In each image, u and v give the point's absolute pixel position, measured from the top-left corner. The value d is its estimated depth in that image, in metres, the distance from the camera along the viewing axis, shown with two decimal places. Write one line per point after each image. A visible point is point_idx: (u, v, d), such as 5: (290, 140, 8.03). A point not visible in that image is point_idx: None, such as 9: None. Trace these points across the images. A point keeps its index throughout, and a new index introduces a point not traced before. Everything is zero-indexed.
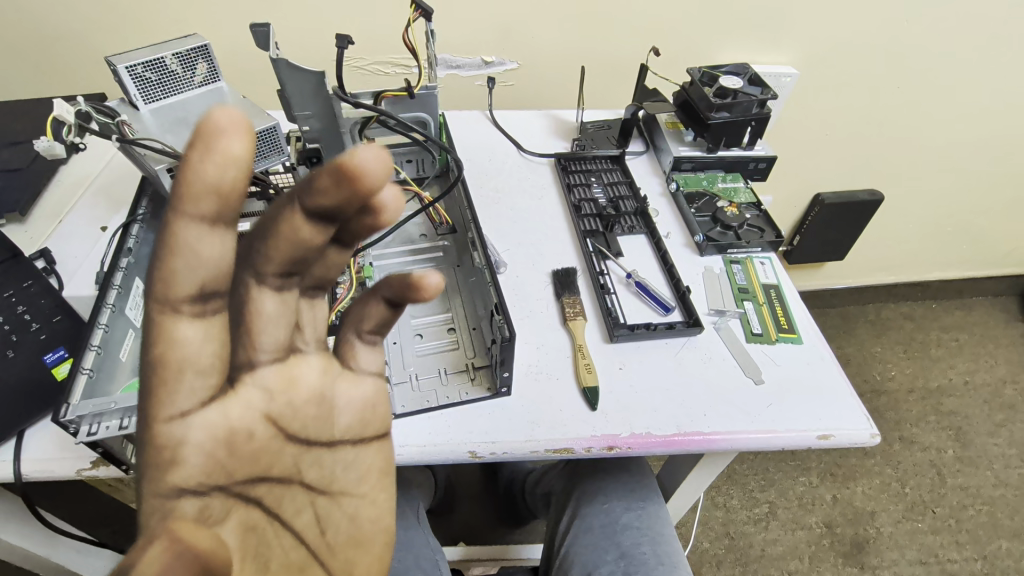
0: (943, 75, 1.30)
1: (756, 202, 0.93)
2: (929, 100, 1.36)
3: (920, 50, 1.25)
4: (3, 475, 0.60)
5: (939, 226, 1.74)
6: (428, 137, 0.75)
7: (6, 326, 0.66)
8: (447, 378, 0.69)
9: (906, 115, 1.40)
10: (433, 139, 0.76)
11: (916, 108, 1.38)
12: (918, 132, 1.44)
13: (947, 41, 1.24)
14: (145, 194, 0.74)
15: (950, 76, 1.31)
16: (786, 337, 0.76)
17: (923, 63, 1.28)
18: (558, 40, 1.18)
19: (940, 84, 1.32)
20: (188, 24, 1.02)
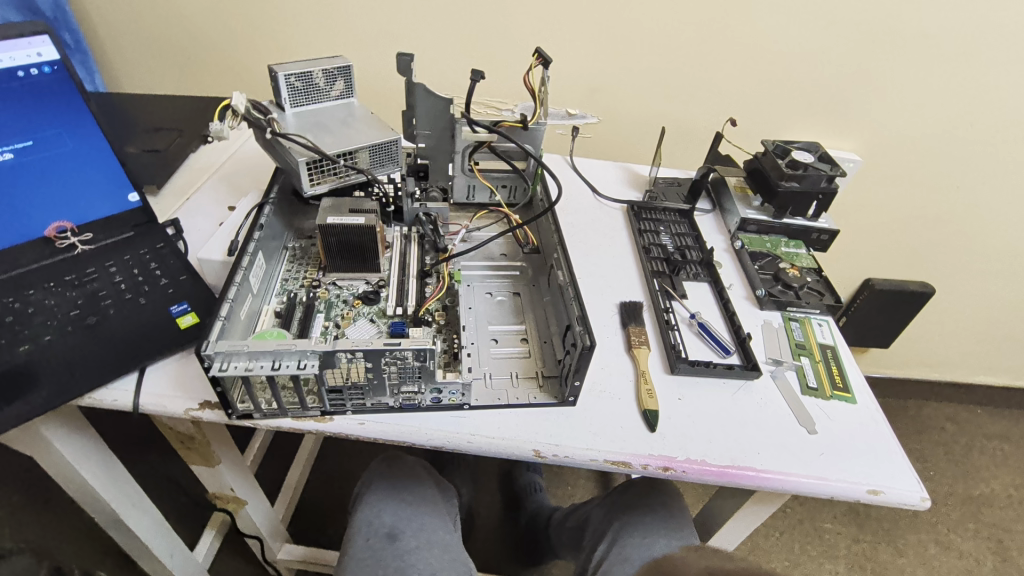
0: (1005, 181, 1.35)
1: (816, 267, 0.98)
2: (990, 202, 1.40)
3: (984, 155, 1.31)
4: (124, 404, 0.68)
5: (990, 330, 1.73)
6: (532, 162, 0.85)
7: (142, 278, 0.78)
8: (518, 382, 0.74)
9: (965, 214, 1.44)
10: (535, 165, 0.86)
11: (976, 209, 1.42)
12: (977, 232, 1.48)
13: (1011, 150, 1.29)
14: (275, 183, 0.85)
15: (1011, 183, 1.35)
16: (841, 396, 0.79)
17: (984, 168, 1.33)
18: (640, 103, 1.29)
19: (1002, 189, 1.37)
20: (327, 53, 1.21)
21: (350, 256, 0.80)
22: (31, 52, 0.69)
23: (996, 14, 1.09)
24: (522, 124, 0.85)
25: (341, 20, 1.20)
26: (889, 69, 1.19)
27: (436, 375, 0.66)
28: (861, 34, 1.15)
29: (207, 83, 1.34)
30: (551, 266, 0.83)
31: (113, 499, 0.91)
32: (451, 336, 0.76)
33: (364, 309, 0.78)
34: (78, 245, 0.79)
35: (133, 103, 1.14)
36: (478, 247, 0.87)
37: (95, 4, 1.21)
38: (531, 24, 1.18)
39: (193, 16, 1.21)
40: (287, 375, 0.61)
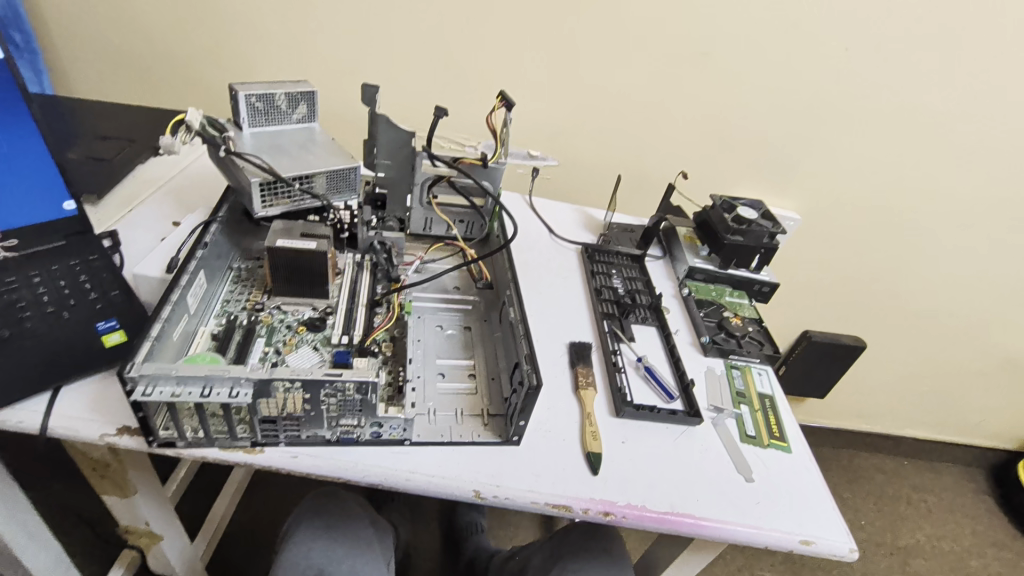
0: (925, 247, 1.47)
1: (757, 317, 1.02)
2: (912, 266, 1.52)
3: (907, 222, 1.42)
4: (30, 426, 0.63)
5: (914, 385, 1.84)
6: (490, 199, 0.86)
7: (68, 290, 0.73)
8: (463, 418, 0.72)
9: (891, 275, 1.55)
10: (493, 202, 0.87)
11: (900, 272, 1.53)
12: (901, 293, 1.59)
13: (930, 220, 1.41)
14: (226, 201, 0.83)
15: (933, 250, 1.47)
16: (777, 444, 0.81)
17: (907, 234, 1.44)
18: (599, 153, 1.35)
19: (923, 254, 1.48)
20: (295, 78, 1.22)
21: (298, 281, 0.78)
22: None
23: (916, 99, 1.21)
24: (483, 162, 0.88)
25: (312, 48, 1.21)
26: (826, 139, 1.30)
27: (378, 409, 0.64)
28: (802, 105, 1.25)
29: (166, 97, 1.31)
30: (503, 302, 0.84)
31: (7, 532, 0.83)
32: (397, 368, 0.74)
33: (308, 336, 0.76)
34: (0, 250, 0.74)
35: (81, 108, 1.09)
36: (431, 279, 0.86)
37: (55, 6, 1.18)
38: (500, 69, 1.22)
39: (159, 30, 1.20)
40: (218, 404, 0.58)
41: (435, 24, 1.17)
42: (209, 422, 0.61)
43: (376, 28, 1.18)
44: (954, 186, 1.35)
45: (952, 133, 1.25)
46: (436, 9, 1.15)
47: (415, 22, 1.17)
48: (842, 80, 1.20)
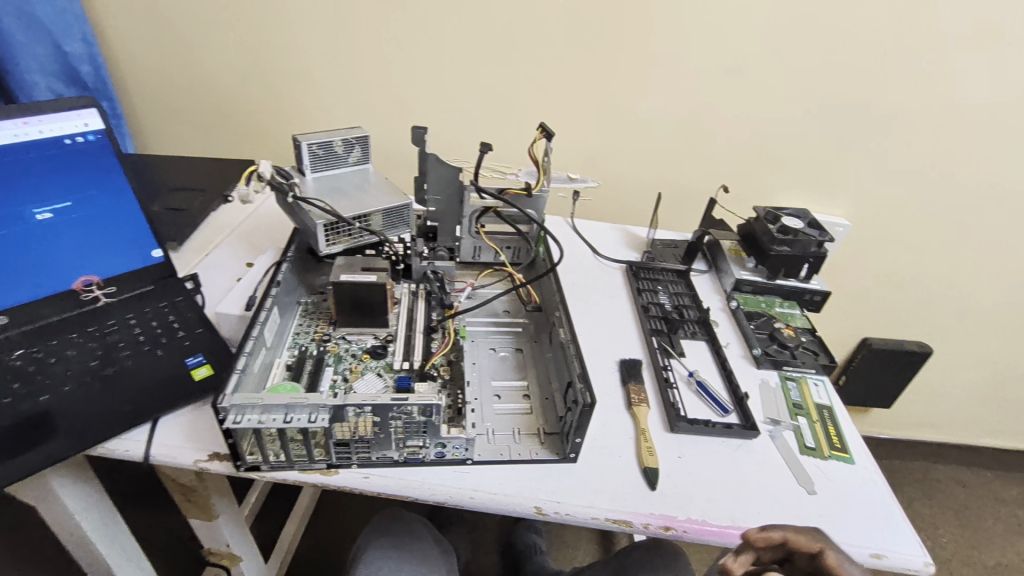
0: (987, 245, 1.41)
1: (810, 327, 1.00)
2: (975, 266, 1.45)
3: (964, 222, 1.37)
4: (134, 454, 0.69)
5: (990, 392, 1.74)
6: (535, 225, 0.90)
7: (160, 330, 0.81)
8: (520, 437, 0.75)
9: (953, 277, 1.49)
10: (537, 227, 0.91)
11: (963, 273, 1.47)
12: (965, 294, 1.52)
13: (989, 217, 1.36)
14: (294, 242, 0.90)
15: (996, 249, 1.41)
16: (839, 455, 0.80)
17: (965, 233, 1.39)
18: (636, 172, 1.39)
19: (985, 252, 1.42)
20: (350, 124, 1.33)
21: (360, 312, 0.84)
22: (80, 122, 0.78)
23: (960, 96, 1.19)
24: (526, 191, 0.92)
25: (362, 94, 1.30)
26: (870, 142, 1.29)
27: (441, 430, 0.67)
28: (839, 111, 1.25)
29: (233, 148, 1.43)
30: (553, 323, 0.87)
31: (108, 554, 0.91)
32: (456, 391, 0.78)
33: (372, 363, 0.81)
34: (102, 296, 0.84)
35: (161, 164, 1.21)
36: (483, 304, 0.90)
37: (139, 75, 1.32)
38: (537, 99, 1.29)
39: (227, 89, 1.32)
40: (298, 428, 0.63)
41: (475, 64, 1.24)
42: (289, 446, 0.66)
43: (420, 72, 1.26)
44: (1013, 182, 1.30)
45: (1004, 127, 1.22)
46: (475, 49, 1.22)
47: (456, 63, 1.24)
48: (881, 83, 1.20)
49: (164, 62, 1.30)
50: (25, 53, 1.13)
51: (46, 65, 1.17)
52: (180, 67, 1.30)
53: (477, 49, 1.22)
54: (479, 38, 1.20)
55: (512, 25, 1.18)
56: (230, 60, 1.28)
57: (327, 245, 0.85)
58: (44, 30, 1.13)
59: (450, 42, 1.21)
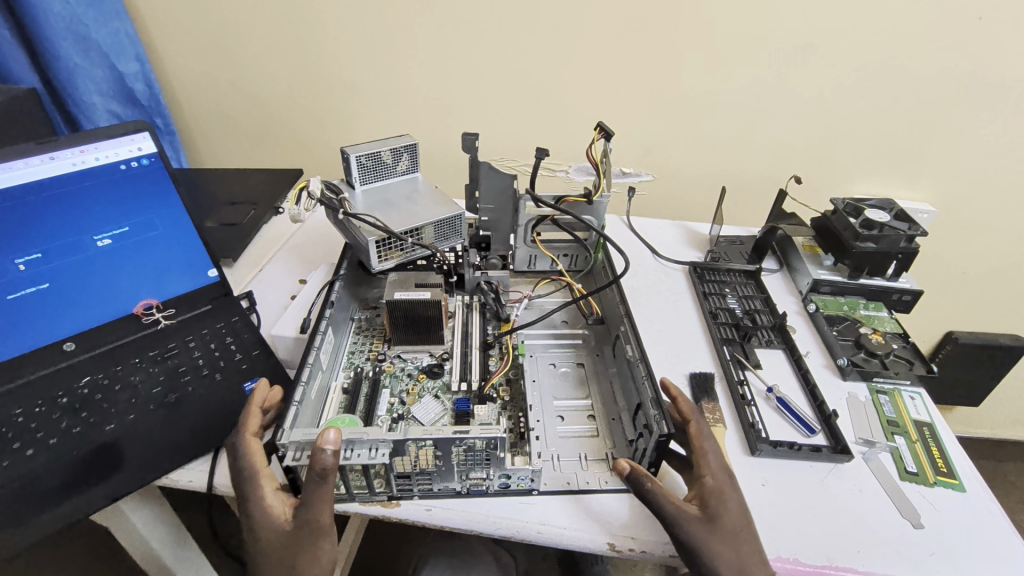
0: None
1: (901, 332, 0.91)
2: None
3: None
4: (199, 484, 0.69)
5: None
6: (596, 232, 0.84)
7: (218, 352, 0.81)
8: (588, 463, 0.70)
9: None
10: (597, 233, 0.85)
11: None
12: None
13: None
14: (346, 258, 0.88)
15: None
16: (947, 482, 0.71)
17: None
18: (694, 161, 1.32)
19: None
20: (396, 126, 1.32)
21: (416, 329, 0.81)
22: (133, 147, 0.77)
23: None
24: (587, 198, 0.87)
25: (408, 96, 1.28)
26: (963, 120, 1.16)
27: (506, 462, 0.63)
28: (925, 86, 1.13)
29: (282, 156, 1.44)
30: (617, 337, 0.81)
31: (176, 567, 0.93)
32: (517, 414, 0.74)
33: (428, 383, 0.78)
34: (163, 318, 0.84)
35: (213, 178, 1.22)
36: (541, 318, 0.86)
37: (191, 89, 1.34)
38: (589, 91, 1.22)
39: (274, 98, 1.32)
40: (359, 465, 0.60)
41: (522, 58, 1.19)
42: (349, 480, 0.63)
43: (466, 70, 1.22)
44: None
45: None
46: (522, 43, 1.16)
47: (503, 59, 1.19)
48: (978, 52, 1.06)
49: (214, 76, 1.30)
50: (84, 76, 1.15)
51: (102, 86, 1.19)
52: (228, 79, 1.30)
53: (526, 42, 1.16)
54: (526, 30, 1.14)
55: (560, 15, 1.12)
56: (276, 69, 1.27)
57: (379, 263, 0.82)
58: (99, 52, 1.15)
59: (496, 38, 1.16)
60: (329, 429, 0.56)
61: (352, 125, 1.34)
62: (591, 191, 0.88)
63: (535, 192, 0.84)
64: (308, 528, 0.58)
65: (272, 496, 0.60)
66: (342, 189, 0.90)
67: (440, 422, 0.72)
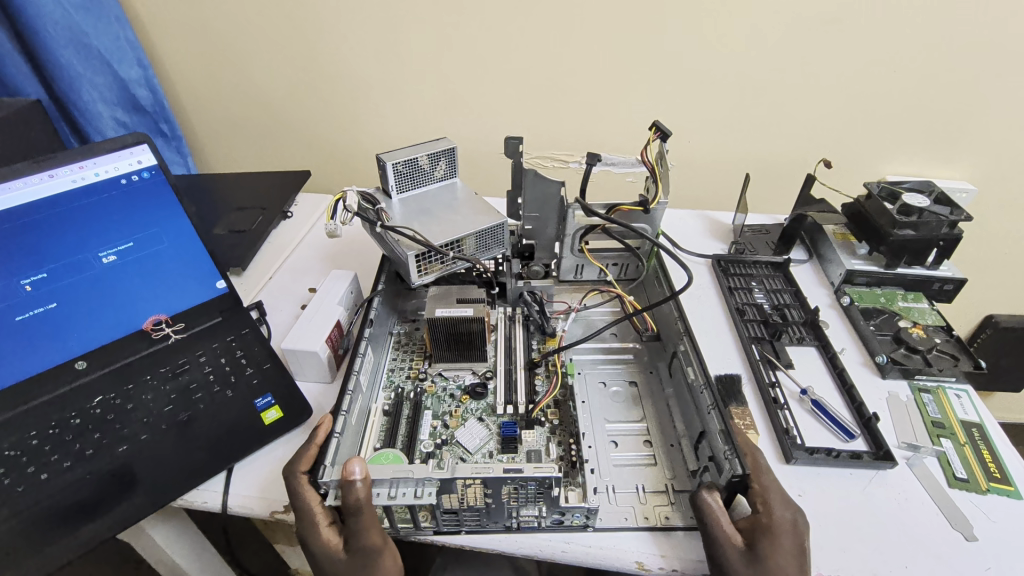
0: None
1: (944, 325, 0.85)
2: None
3: None
4: (213, 506, 0.68)
5: None
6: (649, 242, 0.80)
7: (228, 367, 0.78)
8: (646, 496, 0.65)
9: None
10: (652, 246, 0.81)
11: None
12: None
13: None
14: (385, 272, 0.86)
15: None
16: (1000, 489, 0.66)
17: None
18: (713, 146, 1.26)
19: None
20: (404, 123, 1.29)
21: (459, 348, 0.78)
22: (133, 160, 0.74)
23: None
24: (642, 206, 0.83)
25: (415, 91, 1.24)
26: (1008, 91, 1.08)
27: (559, 500, 0.59)
28: (965, 58, 1.05)
29: (291, 158, 1.42)
30: (674, 356, 0.77)
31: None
32: (567, 440, 0.71)
33: (472, 405, 0.76)
34: (172, 334, 0.80)
35: (220, 184, 1.20)
36: (591, 334, 0.82)
37: (196, 93, 1.31)
38: (602, 77, 1.17)
39: (279, 99, 1.29)
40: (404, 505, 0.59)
41: (533, 46, 1.14)
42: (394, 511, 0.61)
43: (474, 60, 1.17)
44: None
45: None
46: (532, 30, 1.11)
47: (512, 48, 1.14)
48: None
49: (219, 79, 1.28)
50: (87, 84, 1.13)
51: (105, 94, 1.17)
52: (233, 82, 1.28)
53: (536, 29, 1.11)
54: (534, 18, 1.10)
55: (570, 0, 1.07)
56: (281, 70, 1.24)
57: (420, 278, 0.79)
58: (101, 59, 1.13)
59: (505, 26, 1.11)
60: (354, 460, 0.57)
61: (360, 123, 1.31)
62: (647, 199, 0.85)
63: (585, 200, 0.81)
64: (364, 554, 0.59)
65: (328, 531, 0.60)
66: (379, 198, 0.87)
67: (486, 449, 0.70)
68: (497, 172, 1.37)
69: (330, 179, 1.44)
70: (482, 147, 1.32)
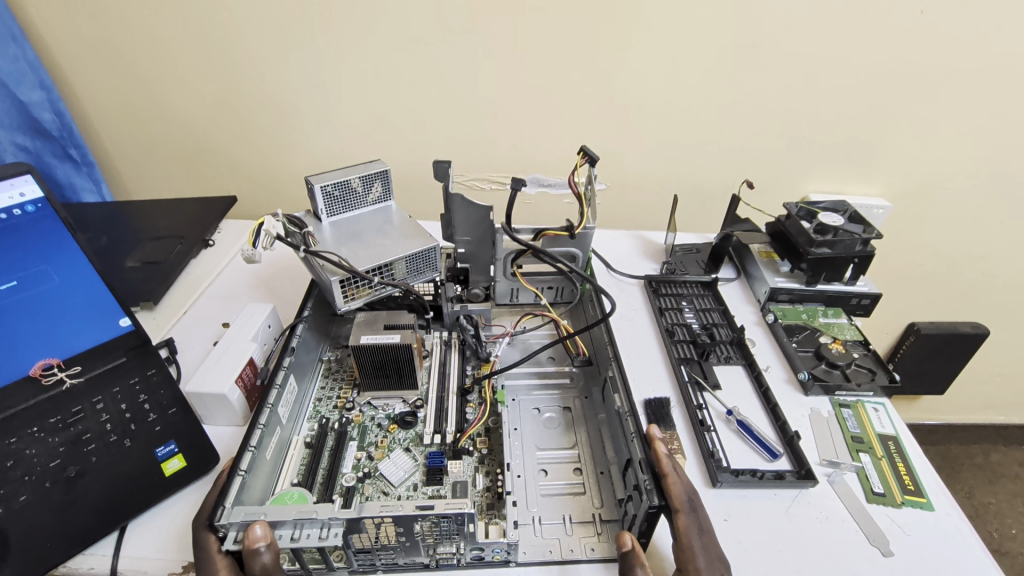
0: None
1: (862, 339, 0.88)
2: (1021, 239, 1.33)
3: (1012, 192, 1.24)
4: (101, 570, 0.63)
5: None
6: (573, 268, 0.79)
7: (127, 413, 0.69)
8: (573, 528, 0.63)
9: (999, 252, 1.36)
10: (577, 271, 0.80)
11: (1008, 246, 1.34)
12: (1014, 269, 1.39)
13: None
14: (311, 296, 0.81)
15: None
16: (914, 502, 0.68)
17: (1013, 204, 1.27)
18: (646, 169, 1.29)
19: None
20: (339, 147, 1.26)
21: (386, 375, 0.75)
22: (13, 193, 0.60)
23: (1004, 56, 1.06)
24: (569, 231, 0.81)
25: (345, 114, 1.21)
26: (910, 112, 1.15)
27: (477, 536, 0.56)
28: (869, 83, 1.12)
29: (218, 185, 1.36)
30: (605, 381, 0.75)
31: None
32: (495, 470, 0.68)
33: (400, 435, 0.72)
34: (67, 379, 0.66)
35: (135, 211, 1.13)
36: (525, 358, 0.80)
37: (110, 116, 1.24)
38: (533, 100, 1.18)
39: (204, 123, 1.24)
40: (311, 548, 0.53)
41: (462, 70, 1.13)
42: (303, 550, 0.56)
43: (404, 84, 1.16)
44: None
45: None
46: (462, 53, 1.11)
47: (440, 71, 1.14)
48: (917, 46, 1.06)
49: (137, 102, 1.21)
50: None
51: (3, 119, 1.07)
52: (152, 105, 1.22)
53: (464, 52, 1.11)
54: (464, 42, 1.10)
55: (498, 25, 1.07)
56: (204, 94, 1.19)
57: (346, 303, 0.76)
58: None
59: (434, 49, 1.11)
60: (256, 523, 0.52)
61: (291, 148, 1.27)
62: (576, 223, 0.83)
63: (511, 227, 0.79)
64: None
65: None
66: (307, 221, 0.83)
67: (410, 481, 0.66)
68: (432, 194, 1.36)
69: (260, 205, 1.39)
70: (416, 170, 1.30)
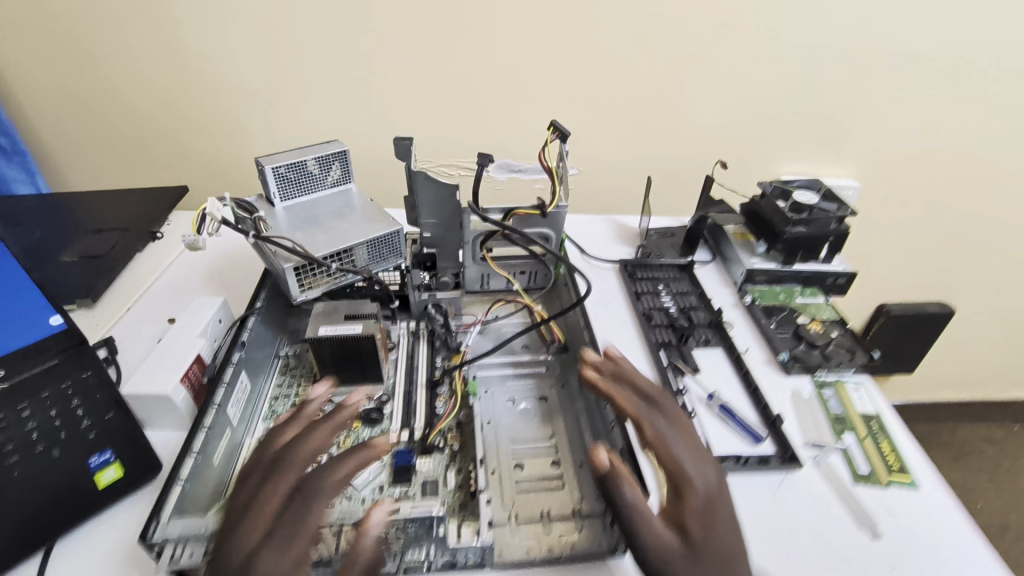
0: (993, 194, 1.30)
1: (840, 318, 0.86)
2: (983, 218, 1.35)
3: (975, 171, 1.26)
4: None
5: (1004, 345, 1.65)
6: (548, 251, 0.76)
7: (55, 419, 0.58)
8: (553, 526, 0.59)
9: (963, 231, 1.38)
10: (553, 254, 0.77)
11: (972, 225, 1.36)
12: (977, 248, 1.41)
13: (999, 163, 1.25)
14: (266, 285, 0.75)
15: (1004, 195, 1.30)
16: (900, 481, 0.66)
17: (976, 183, 1.28)
18: (618, 152, 1.26)
19: (991, 202, 1.31)
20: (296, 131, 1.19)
21: (349, 367, 0.70)
22: None
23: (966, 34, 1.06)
24: (540, 210, 0.77)
25: (302, 97, 1.14)
26: (877, 91, 1.15)
27: (446, 537, 0.53)
28: (838, 61, 1.11)
29: (167, 175, 1.27)
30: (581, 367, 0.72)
31: None
32: (467, 466, 0.64)
33: (365, 433, 0.67)
34: None
35: (72, 203, 1.04)
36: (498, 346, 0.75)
37: (44, 101, 1.15)
38: (500, 79, 1.13)
39: (149, 107, 1.15)
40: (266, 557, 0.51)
41: (426, 48, 1.08)
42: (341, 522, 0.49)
43: (364, 63, 1.10)
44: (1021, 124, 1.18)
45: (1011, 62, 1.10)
46: (425, 31, 1.06)
47: (402, 49, 1.08)
48: (884, 23, 1.06)
49: (73, 85, 1.12)
50: None
51: None
52: (90, 87, 1.13)
53: (427, 29, 1.06)
54: (426, 19, 1.04)
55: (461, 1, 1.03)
56: (147, 75, 1.11)
57: (302, 293, 0.71)
58: None
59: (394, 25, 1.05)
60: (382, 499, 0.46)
61: (243, 134, 1.20)
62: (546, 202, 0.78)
63: (480, 206, 0.74)
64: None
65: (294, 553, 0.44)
66: (259, 206, 0.77)
67: (376, 483, 0.61)
68: (397, 181, 1.29)
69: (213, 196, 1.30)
70: (380, 155, 1.23)
